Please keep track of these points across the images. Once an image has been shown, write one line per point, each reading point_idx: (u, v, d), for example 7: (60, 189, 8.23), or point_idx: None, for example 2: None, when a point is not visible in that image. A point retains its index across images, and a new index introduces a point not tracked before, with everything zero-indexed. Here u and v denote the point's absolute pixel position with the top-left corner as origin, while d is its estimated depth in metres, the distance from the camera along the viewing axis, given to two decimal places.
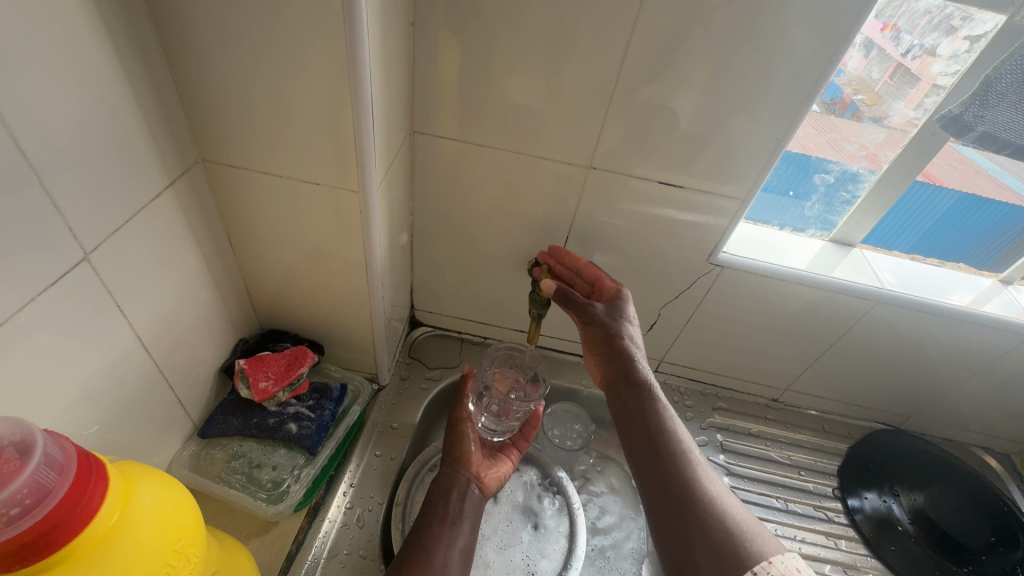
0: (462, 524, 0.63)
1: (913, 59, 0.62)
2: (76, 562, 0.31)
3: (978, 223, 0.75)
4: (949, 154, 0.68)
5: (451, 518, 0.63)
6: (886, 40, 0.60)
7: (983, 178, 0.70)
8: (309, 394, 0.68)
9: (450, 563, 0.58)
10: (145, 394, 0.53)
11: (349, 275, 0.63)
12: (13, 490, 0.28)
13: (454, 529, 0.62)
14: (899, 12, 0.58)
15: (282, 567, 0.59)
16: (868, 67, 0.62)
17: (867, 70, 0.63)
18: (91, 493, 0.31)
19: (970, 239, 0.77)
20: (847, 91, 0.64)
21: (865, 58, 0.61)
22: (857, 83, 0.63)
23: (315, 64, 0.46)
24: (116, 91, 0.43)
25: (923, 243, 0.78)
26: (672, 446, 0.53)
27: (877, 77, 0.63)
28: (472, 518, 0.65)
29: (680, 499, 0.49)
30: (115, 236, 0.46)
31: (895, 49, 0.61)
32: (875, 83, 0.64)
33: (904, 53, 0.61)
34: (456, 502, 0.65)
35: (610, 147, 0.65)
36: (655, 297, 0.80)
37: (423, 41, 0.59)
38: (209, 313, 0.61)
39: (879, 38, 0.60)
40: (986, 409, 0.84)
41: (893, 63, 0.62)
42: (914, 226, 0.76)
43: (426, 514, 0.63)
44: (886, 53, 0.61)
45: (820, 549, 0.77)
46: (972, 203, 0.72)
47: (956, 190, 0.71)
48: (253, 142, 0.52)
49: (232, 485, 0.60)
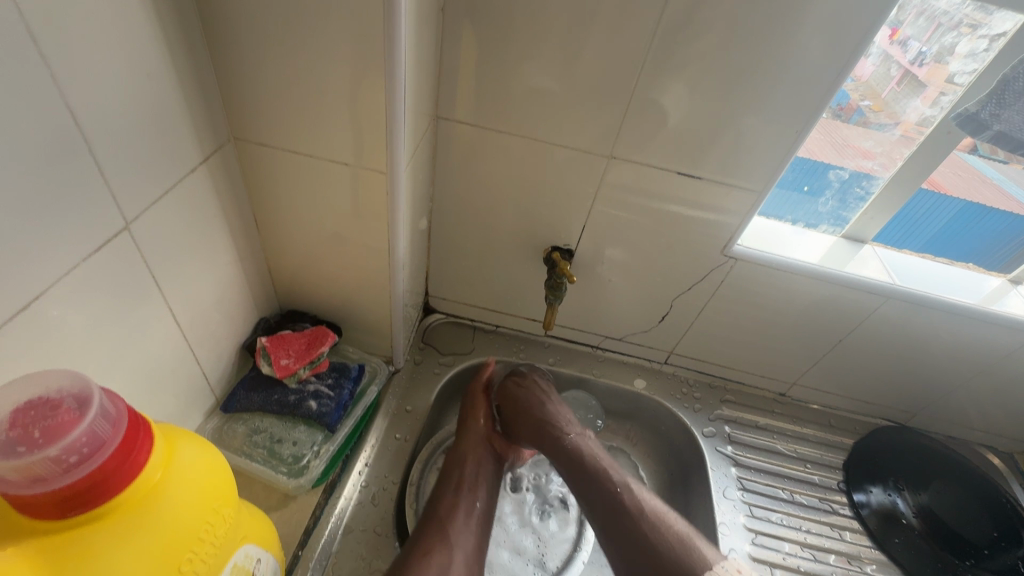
0: (477, 491, 0.66)
1: (921, 65, 0.63)
2: (123, 514, 0.32)
3: (984, 229, 0.76)
4: (955, 163, 0.69)
5: (465, 485, 0.66)
6: (894, 45, 0.62)
7: (987, 187, 0.71)
8: (328, 372, 0.68)
9: (466, 528, 0.62)
10: (172, 366, 0.55)
11: (370, 258, 0.64)
12: (72, 439, 0.29)
13: (467, 498, 0.65)
14: (907, 18, 0.60)
15: (299, 540, 0.60)
16: (879, 70, 0.64)
17: (875, 75, 0.64)
18: (139, 449, 0.32)
19: (977, 242, 0.77)
20: (854, 97, 0.66)
21: (873, 64, 0.63)
22: (863, 89, 0.65)
23: (350, 45, 0.46)
24: (159, 67, 0.44)
25: (929, 245, 0.79)
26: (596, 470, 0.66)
27: (884, 82, 0.65)
28: (488, 481, 0.69)
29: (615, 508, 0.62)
30: (152, 209, 0.47)
31: (903, 54, 0.62)
32: (883, 88, 0.65)
33: (912, 60, 0.63)
34: (471, 469, 0.68)
35: (631, 138, 0.65)
36: (667, 288, 0.81)
37: (451, 27, 0.60)
38: (233, 290, 0.62)
39: (887, 44, 0.61)
40: (991, 408, 0.85)
41: (901, 68, 0.63)
42: (920, 229, 0.77)
43: (443, 483, 0.67)
44: (894, 58, 0.63)
45: (824, 540, 0.78)
46: (975, 212, 0.73)
47: (960, 199, 0.72)
48: (284, 122, 0.53)
49: (254, 458, 0.62)
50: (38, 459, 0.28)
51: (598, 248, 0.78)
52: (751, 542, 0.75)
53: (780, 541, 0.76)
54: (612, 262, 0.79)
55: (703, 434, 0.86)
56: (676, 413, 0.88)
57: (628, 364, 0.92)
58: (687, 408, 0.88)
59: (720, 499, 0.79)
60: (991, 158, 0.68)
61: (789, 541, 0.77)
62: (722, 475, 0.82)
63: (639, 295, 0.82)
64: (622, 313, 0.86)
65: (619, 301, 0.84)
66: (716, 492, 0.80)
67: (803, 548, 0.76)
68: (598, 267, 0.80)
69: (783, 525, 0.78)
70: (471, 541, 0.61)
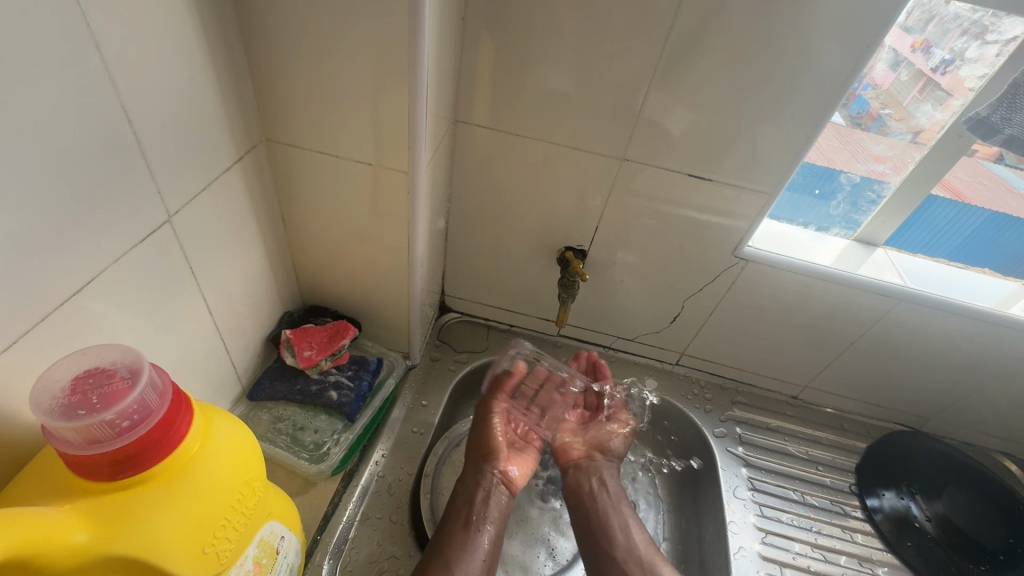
0: (485, 528, 0.65)
1: (943, 73, 0.64)
2: (166, 482, 0.34)
3: (1009, 241, 0.76)
4: (978, 171, 0.70)
5: (474, 524, 0.65)
6: (916, 54, 0.63)
7: (1012, 197, 0.71)
8: (349, 365, 0.71)
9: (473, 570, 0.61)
10: (204, 353, 0.58)
11: (390, 255, 0.67)
12: (125, 405, 0.32)
13: (477, 535, 0.64)
14: (930, 26, 0.60)
15: (319, 525, 0.62)
16: (899, 78, 0.65)
17: (895, 83, 0.65)
18: (181, 420, 0.35)
19: (1002, 253, 0.77)
20: (874, 105, 0.67)
21: (893, 72, 0.64)
22: (884, 98, 0.66)
23: (376, 51, 0.49)
24: (201, 70, 0.47)
25: (954, 255, 0.79)
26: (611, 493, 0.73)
27: (905, 90, 0.66)
28: (497, 517, 0.67)
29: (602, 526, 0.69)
30: (190, 204, 0.50)
31: (925, 62, 0.63)
32: (904, 97, 0.66)
33: (934, 67, 0.64)
34: (480, 504, 0.67)
35: (643, 142, 0.67)
36: (678, 289, 0.82)
37: (471, 35, 0.63)
38: (261, 283, 0.65)
39: (909, 52, 0.63)
40: (1009, 413, 0.84)
41: (923, 76, 0.64)
42: (944, 241, 0.78)
43: (451, 515, 0.66)
44: (916, 65, 0.64)
45: (835, 542, 0.77)
46: (1002, 222, 0.74)
47: (986, 209, 0.73)
48: (313, 123, 0.56)
49: (277, 445, 0.65)
50: (95, 421, 0.31)
51: (610, 250, 0.80)
52: (760, 541, 0.76)
53: (790, 541, 0.76)
54: (624, 264, 0.81)
55: (714, 434, 0.86)
56: (686, 414, 0.89)
57: (639, 365, 0.93)
58: (698, 409, 0.89)
59: (730, 498, 0.80)
60: (1016, 167, 0.69)
61: (799, 541, 0.77)
62: (733, 475, 0.82)
63: (651, 296, 0.84)
64: (635, 314, 0.87)
65: (631, 302, 0.86)
66: (726, 491, 0.80)
67: (814, 549, 0.76)
68: (610, 268, 0.82)
69: (794, 526, 0.78)
70: None
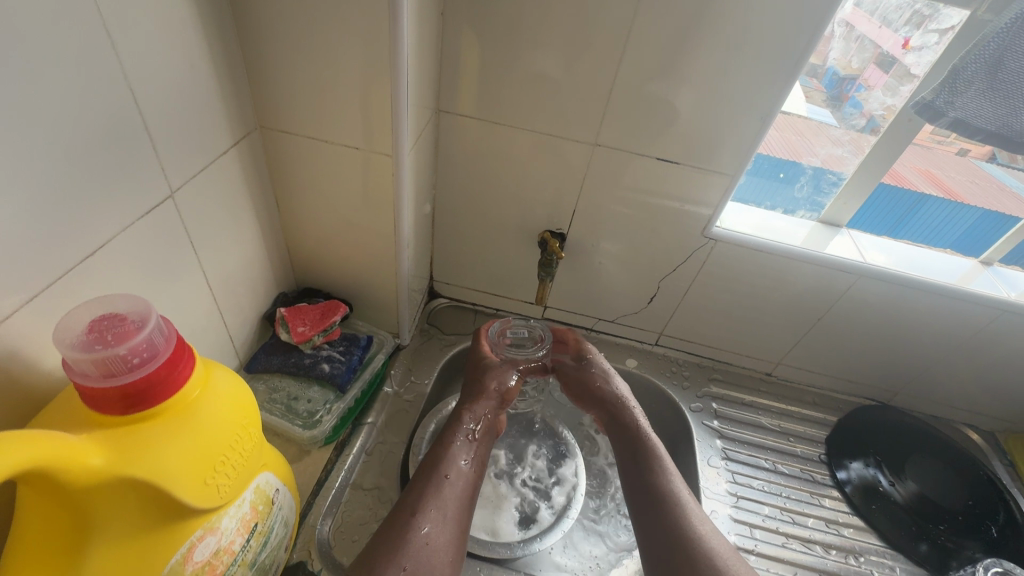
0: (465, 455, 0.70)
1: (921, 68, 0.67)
2: (171, 418, 0.39)
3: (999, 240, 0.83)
4: (972, 169, 0.82)
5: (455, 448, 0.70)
6: (906, 55, 0.68)
7: (1006, 197, 0.80)
8: (340, 340, 0.75)
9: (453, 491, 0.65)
10: (204, 325, 0.62)
11: (377, 237, 0.71)
12: (135, 343, 0.37)
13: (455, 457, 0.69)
14: (920, 28, 0.66)
15: (313, 489, 0.67)
16: (893, 81, 0.70)
17: (890, 86, 0.70)
18: (185, 363, 0.39)
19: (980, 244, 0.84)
20: (869, 104, 0.73)
21: (886, 73, 0.70)
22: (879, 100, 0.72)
23: (359, 41, 0.54)
24: (200, 60, 0.52)
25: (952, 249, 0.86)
26: (653, 459, 0.70)
27: (899, 91, 0.70)
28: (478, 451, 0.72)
29: (654, 498, 0.66)
30: (190, 184, 0.54)
31: (914, 63, 0.67)
32: (896, 97, 0.70)
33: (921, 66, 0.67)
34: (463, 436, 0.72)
35: (614, 127, 0.72)
36: (654, 270, 0.86)
37: (451, 30, 0.67)
38: (256, 263, 0.69)
39: (902, 53, 0.68)
40: (970, 385, 0.89)
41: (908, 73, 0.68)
42: (941, 235, 0.85)
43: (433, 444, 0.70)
44: (906, 67, 0.68)
45: (804, 506, 0.81)
46: (995, 219, 0.82)
47: (979, 205, 0.82)
48: (304, 110, 0.60)
49: (273, 413, 0.68)
50: (110, 354, 0.35)
51: (588, 232, 0.84)
52: (732, 505, 0.80)
53: (761, 505, 0.81)
54: (600, 246, 0.85)
55: (690, 409, 0.91)
56: (665, 390, 0.93)
57: (621, 345, 0.97)
58: (676, 386, 0.93)
59: (703, 467, 0.84)
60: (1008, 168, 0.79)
61: (769, 505, 0.81)
62: (708, 446, 0.86)
63: (628, 277, 0.88)
64: (614, 295, 0.91)
65: (610, 284, 0.90)
66: (700, 460, 0.85)
67: (783, 512, 0.80)
68: (588, 251, 0.86)
69: (765, 491, 0.82)
70: (456, 506, 0.64)
